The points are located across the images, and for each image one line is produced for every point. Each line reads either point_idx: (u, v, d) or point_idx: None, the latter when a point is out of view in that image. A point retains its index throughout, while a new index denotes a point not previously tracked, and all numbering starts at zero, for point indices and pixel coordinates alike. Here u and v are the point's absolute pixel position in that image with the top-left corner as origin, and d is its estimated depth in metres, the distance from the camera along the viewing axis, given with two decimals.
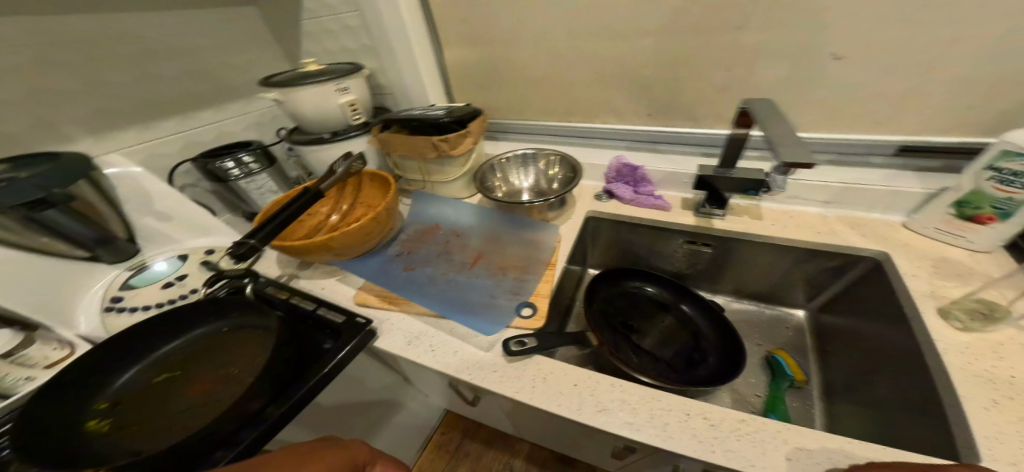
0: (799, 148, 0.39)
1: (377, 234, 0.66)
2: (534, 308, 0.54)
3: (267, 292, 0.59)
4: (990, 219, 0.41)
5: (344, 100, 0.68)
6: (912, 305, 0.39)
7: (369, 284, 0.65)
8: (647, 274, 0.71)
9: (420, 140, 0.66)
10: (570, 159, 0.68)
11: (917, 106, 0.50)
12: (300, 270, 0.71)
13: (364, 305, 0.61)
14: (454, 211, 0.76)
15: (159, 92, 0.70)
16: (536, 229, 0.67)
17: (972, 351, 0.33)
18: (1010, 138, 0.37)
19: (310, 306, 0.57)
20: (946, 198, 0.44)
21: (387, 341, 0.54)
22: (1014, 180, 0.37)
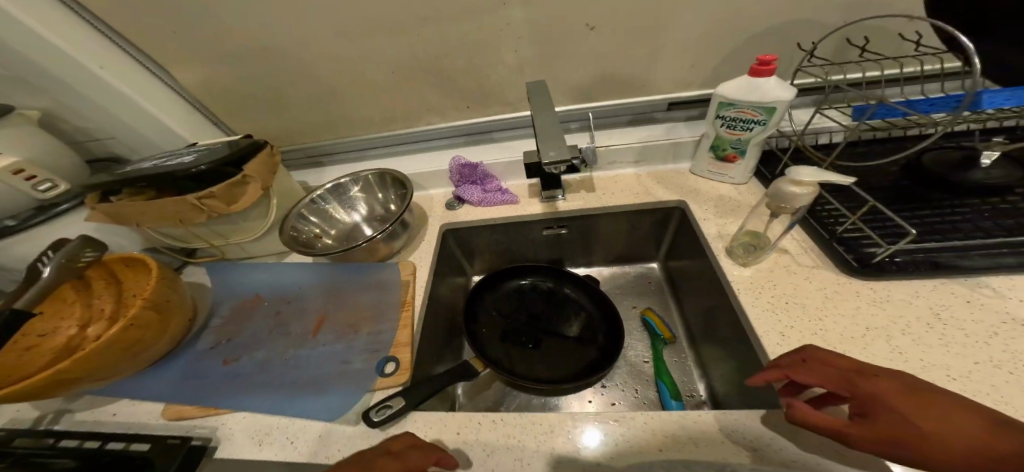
0: (559, 142, 0.41)
1: (153, 339, 0.46)
2: (397, 362, 0.45)
3: (15, 447, 0.40)
4: (735, 157, 0.49)
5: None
6: (712, 249, 0.45)
7: (174, 400, 0.45)
8: (523, 267, 0.67)
9: (173, 204, 0.51)
10: (396, 174, 0.59)
11: (662, 68, 0.56)
12: (71, 403, 0.47)
13: (183, 419, 0.43)
14: (281, 273, 0.60)
15: None
16: (379, 268, 0.57)
17: (754, 282, 0.39)
18: (722, 90, 0.44)
19: (97, 443, 0.40)
20: (705, 145, 0.52)
21: (226, 451, 0.39)
22: (736, 125, 0.46)
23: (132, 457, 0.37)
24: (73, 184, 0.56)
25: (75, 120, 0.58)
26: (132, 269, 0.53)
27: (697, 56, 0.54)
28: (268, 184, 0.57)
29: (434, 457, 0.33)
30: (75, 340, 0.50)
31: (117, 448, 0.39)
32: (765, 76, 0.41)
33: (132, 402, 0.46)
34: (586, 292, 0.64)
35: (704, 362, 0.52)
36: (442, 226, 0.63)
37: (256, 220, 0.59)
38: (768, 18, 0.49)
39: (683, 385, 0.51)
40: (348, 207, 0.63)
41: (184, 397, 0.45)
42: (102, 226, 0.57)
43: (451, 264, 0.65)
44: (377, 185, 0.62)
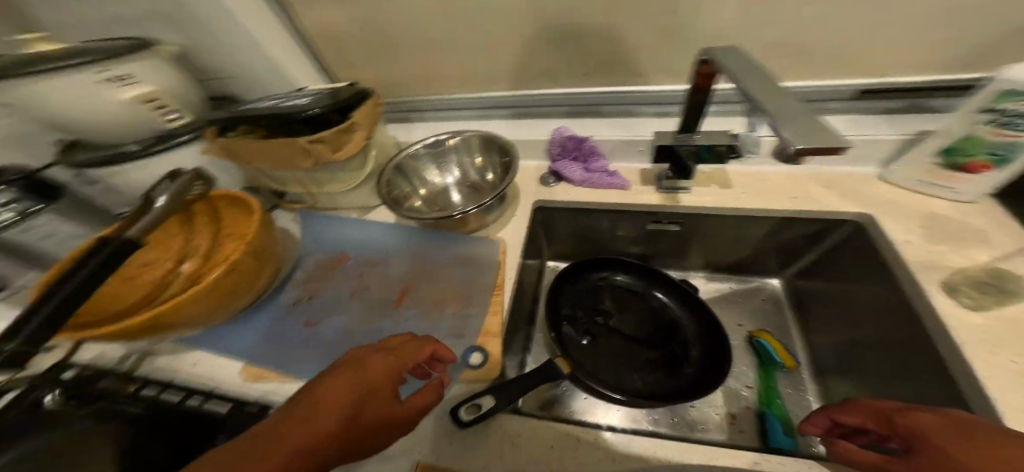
0: (818, 121, 0.27)
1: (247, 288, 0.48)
2: (485, 353, 0.42)
3: (101, 387, 0.42)
4: (984, 167, 0.37)
5: (134, 94, 0.49)
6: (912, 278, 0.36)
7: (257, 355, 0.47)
8: (614, 262, 0.59)
9: (285, 145, 0.49)
10: (504, 142, 0.53)
11: (871, 39, 0.43)
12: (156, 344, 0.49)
13: (261, 381, 0.44)
14: (365, 231, 0.60)
15: None
16: (468, 241, 0.53)
17: (990, 337, 0.31)
18: (1009, 73, 0.31)
19: (175, 398, 0.41)
20: (931, 147, 0.39)
21: None
22: (1018, 123, 0.32)
23: (209, 416, 0.39)
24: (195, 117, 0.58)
25: (200, 52, 0.59)
26: (235, 207, 0.54)
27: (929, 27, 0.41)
28: (372, 134, 0.54)
29: (431, 350, 0.33)
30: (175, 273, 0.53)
31: (195, 406, 0.40)
32: None
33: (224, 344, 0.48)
34: (681, 301, 0.55)
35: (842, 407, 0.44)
36: (534, 203, 0.56)
37: (352, 172, 0.57)
38: None
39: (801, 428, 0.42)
40: (442, 169, 0.59)
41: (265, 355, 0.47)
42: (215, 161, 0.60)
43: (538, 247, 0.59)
44: (478, 149, 0.57)
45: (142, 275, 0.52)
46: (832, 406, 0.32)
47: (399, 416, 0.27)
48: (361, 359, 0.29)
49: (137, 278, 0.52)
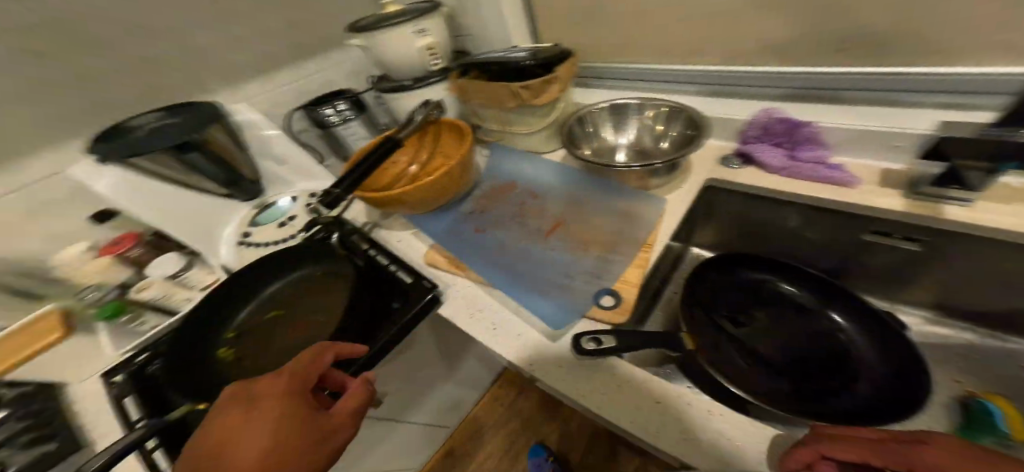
0: None
1: (449, 193, 0.67)
2: (619, 298, 0.46)
3: (350, 242, 0.67)
4: None
5: (422, 44, 0.73)
6: None
7: (440, 243, 0.65)
8: (779, 266, 0.58)
9: (499, 87, 0.62)
10: (696, 113, 0.51)
11: None
12: (382, 220, 0.75)
13: (433, 266, 0.62)
14: (537, 170, 0.71)
15: (246, 56, 0.79)
16: (637, 196, 0.57)
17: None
18: None
19: (385, 261, 0.63)
20: None
21: (449, 309, 0.55)
22: None
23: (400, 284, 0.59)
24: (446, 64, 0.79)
25: (473, 10, 0.76)
26: (450, 134, 0.77)
27: None
28: (567, 89, 0.60)
29: (326, 354, 0.39)
30: (406, 171, 0.78)
31: (394, 270, 0.61)
32: None
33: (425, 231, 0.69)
34: (864, 330, 0.50)
35: None
36: (707, 179, 0.55)
37: (541, 118, 0.66)
38: None
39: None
40: (619, 130, 0.61)
41: (444, 246, 0.64)
42: (449, 97, 0.80)
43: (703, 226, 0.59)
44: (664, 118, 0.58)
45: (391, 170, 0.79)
46: (814, 437, 0.29)
47: (329, 426, 0.32)
48: (251, 396, 0.31)
49: (388, 171, 0.79)
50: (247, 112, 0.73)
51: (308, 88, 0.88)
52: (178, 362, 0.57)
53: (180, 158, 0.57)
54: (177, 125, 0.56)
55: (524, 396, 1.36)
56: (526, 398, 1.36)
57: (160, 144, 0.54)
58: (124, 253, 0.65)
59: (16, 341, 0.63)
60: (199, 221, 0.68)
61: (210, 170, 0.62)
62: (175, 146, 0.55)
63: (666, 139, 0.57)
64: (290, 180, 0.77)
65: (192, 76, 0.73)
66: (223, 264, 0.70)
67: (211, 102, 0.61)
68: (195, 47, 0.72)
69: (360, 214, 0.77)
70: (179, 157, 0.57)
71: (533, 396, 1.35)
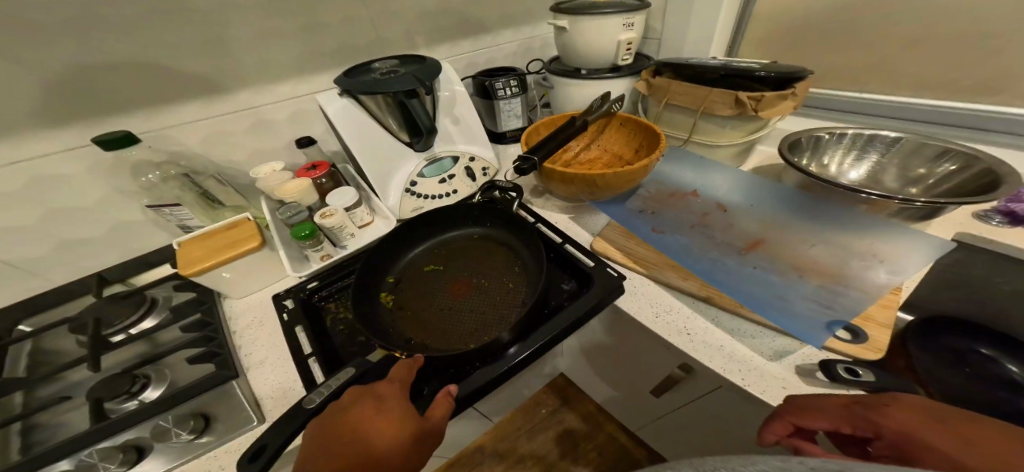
0: None
1: (626, 187, 0.65)
2: (861, 334, 0.42)
3: (512, 213, 0.65)
4: None
5: (624, 37, 0.74)
6: None
7: (607, 233, 0.64)
8: (1007, 344, 0.53)
9: (717, 93, 0.60)
10: (988, 164, 0.47)
11: None
12: (533, 197, 0.77)
13: (603, 254, 0.61)
14: (717, 182, 0.68)
15: (447, 19, 0.82)
16: (884, 229, 0.51)
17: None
18: None
19: (557, 239, 0.63)
20: None
21: (629, 302, 0.54)
22: None
23: (580, 267, 0.58)
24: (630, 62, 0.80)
25: (676, 14, 0.77)
26: (619, 130, 0.77)
27: None
28: (799, 107, 0.58)
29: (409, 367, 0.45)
30: (569, 155, 0.80)
31: (567, 251, 0.61)
32: None
33: (586, 219, 0.69)
34: None
35: None
36: (958, 233, 0.49)
37: (748, 128, 0.64)
38: None
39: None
40: (853, 161, 0.59)
41: (612, 238, 0.63)
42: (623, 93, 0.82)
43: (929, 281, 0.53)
44: (923, 160, 0.54)
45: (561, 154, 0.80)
46: (791, 410, 0.35)
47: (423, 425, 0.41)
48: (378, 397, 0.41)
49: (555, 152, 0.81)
50: (448, 71, 0.76)
51: (480, 60, 0.92)
52: (358, 287, 0.58)
53: (403, 102, 0.62)
54: (415, 72, 0.61)
55: (568, 407, 1.26)
56: (571, 410, 1.26)
57: (401, 84, 0.58)
58: (315, 180, 0.67)
59: (219, 243, 0.61)
60: (379, 163, 0.68)
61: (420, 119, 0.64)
62: (408, 90, 0.59)
63: (917, 186, 0.55)
64: (455, 141, 0.76)
65: (409, 33, 0.79)
66: (387, 208, 0.70)
67: (438, 60, 0.66)
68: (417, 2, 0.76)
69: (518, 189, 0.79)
70: (403, 100, 0.61)
71: (578, 409, 1.26)
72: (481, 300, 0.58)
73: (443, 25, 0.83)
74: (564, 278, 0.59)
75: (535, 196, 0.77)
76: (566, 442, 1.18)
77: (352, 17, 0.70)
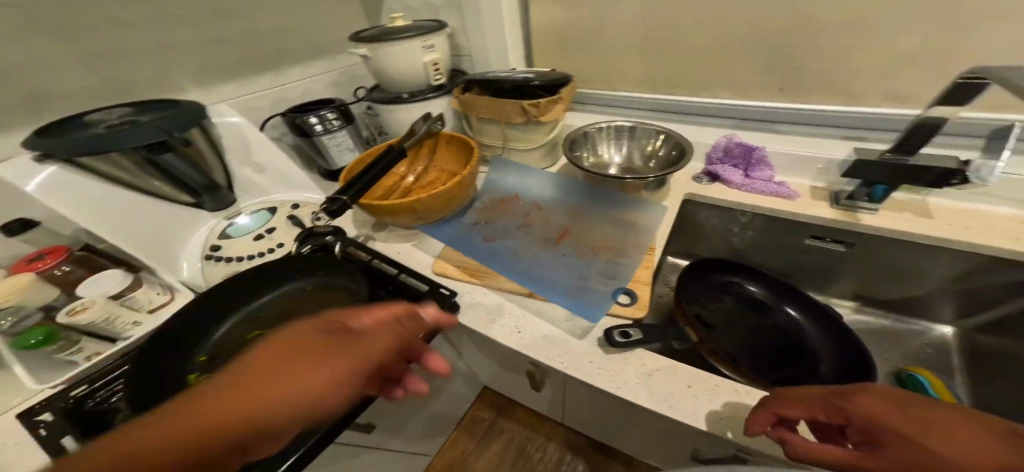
0: None
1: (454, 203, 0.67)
2: (634, 296, 0.52)
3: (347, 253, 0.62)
4: None
5: (428, 58, 0.74)
6: None
7: (447, 253, 0.66)
8: (747, 270, 0.67)
9: (510, 104, 0.67)
10: (680, 139, 0.63)
11: None
12: (375, 232, 0.74)
13: (443, 275, 0.62)
14: (534, 183, 0.75)
15: (223, 54, 0.72)
16: (642, 205, 0.64)
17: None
18: None
19: (393, 270, 0.60)
20: None
21: (467, 317, 0.55)
22: None
23: (416, 293, 0.57)
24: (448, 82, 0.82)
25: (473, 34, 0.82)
26: (449, 147, 0.79)
27: None
28: (569, 107, 0.68)
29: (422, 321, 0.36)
30: (400, 184, 0.78)
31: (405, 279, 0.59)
32: None
33: (427, 245, 0.69)
34: (811, 319, 0.60)
35: None
36: (686, 194, 0.65)
37: (539, 133, 0.73)
38: None
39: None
40: (613, 149, 0.72)
41: (452, 256, 0.65)
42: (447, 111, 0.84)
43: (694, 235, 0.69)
44: (646, 138, 0.69)
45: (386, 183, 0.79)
46: (773, 399, 0.34)
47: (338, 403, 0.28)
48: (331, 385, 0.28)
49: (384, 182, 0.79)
50: (220, 108, 0.66)
51: (288, 95, 0.83)
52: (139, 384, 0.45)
53: (147, 157, 0.50)
54: (157, 120, 0.50)
55: (505, 416, 1.27)
56: (507, 418, 1.27)
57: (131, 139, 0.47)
58: (47, 270, 0.51)
59: None
60: (160, 234, 0.58)
61: (182, 172, 0.55)
62: (149, 144, 0.49)
63: (652, 159, 0.68)
64: (269, 191, 0.69)
65: (166, 74, 0.66)
66: (185, 281, 0.59)
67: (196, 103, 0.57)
68: (160, 38, 0.64)
69: (356, 226, 0.75)
70: (147, 155, 0.50)
71: (515, 414, 1.27)
72: None
73: (217, 61, 0.72)
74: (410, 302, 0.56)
75: (375, 232, 0.74)
76: (506, 452, 1.18)
77: (51, 57, 0.53)
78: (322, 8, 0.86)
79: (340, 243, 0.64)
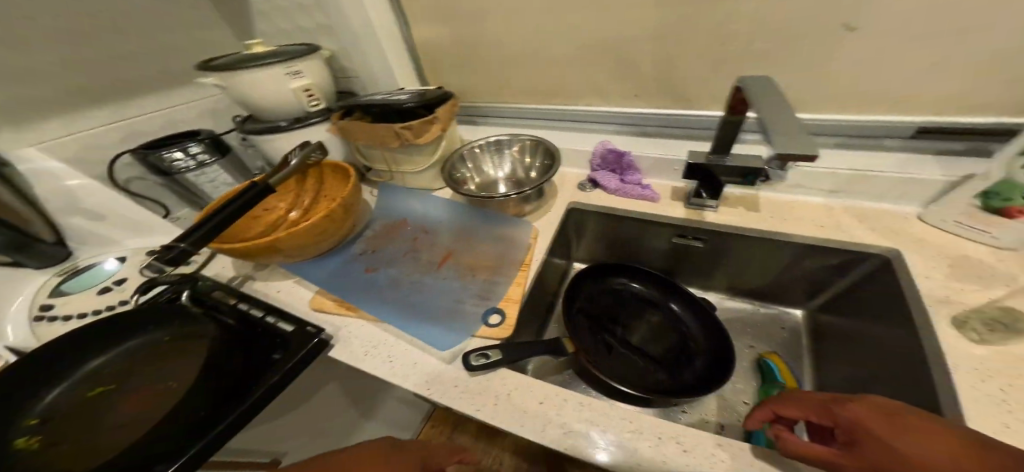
0: (803, 131, 0.32)
1: (329, 236, 0.63)
2: (503, 316, 0.51)
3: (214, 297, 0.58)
4: (1018, 212, 0.36)
5: (297, 85, 0.68)
6: (912, 288, 0.39)
7: (326, 287, 0.62)
8: (635, 270, 0.67)
9: (382, 129, 0.61)
10: (551, 147, 0.65)
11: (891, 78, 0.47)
12: (256, 271, 0.69)
13: (320, 311, 0.58)
14: (424, 206, 0.73)
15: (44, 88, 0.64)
16: (511, 224, 0.64)
17: (988, 367, 0.31)
18: None
19: (259, 314, 0.55)
20: (970, 189, 0.39)
21: (342, 351, 0.52)
22: None
23: (278, 335, 0.51)
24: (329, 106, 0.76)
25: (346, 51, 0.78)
26: (336, 177, 0.74)
27: (945, 77, 0.45)
28: (448, 127, 0.63)
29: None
30: (282, 220, 0.74)
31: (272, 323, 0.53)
32: None
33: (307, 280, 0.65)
34: (693, 314, 0.61)
35: None
36: (568, 205, 0.65)
37: (424, 157, 0.67)
38: None
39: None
40: (496, 165, 0.72)
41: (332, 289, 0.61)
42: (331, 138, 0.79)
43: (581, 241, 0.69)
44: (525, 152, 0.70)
45: (264, 218, 0.74)
46: (775, 398, 0.36)
47: None
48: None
49: (261, 219, 0.74)
50: (41, 160, 0.60)
51: (145, 127, 0.76)
52: None
53: None
54: None
55: (461, 428, 1.18)
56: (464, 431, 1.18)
57: None
58: None
59: None
60: None
61: None
62: None
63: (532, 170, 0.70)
64: (120, 240, 0.64)
65: None
66: (9, 346, 0.48)
67: None
68: None
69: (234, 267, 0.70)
70: None
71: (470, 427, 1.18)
72: (160, 405, 0.41)
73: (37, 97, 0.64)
74: (275, 347, 0.49)
75: (256, 271, 0.69)
76: None
77: None
78: (179, 32, 0.79)
79: (189, 291, 0.58)
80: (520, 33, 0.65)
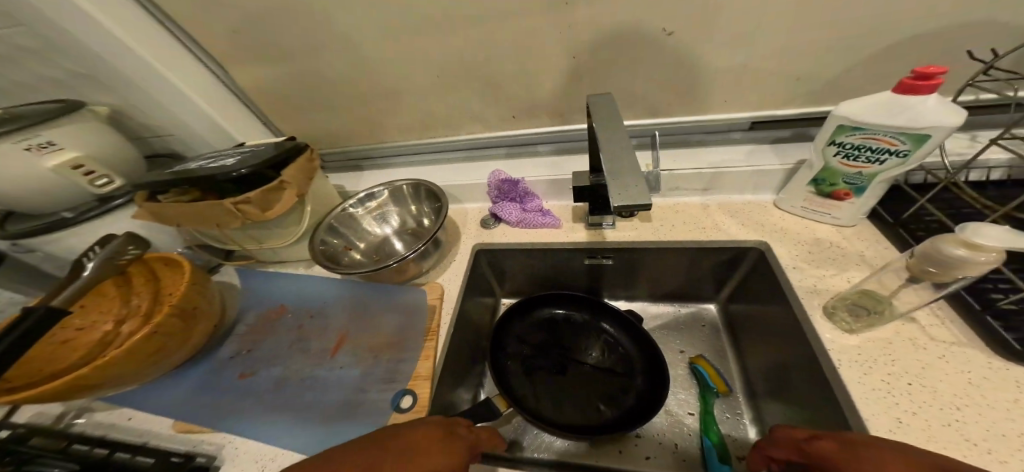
0: (637, 175, 0.28)
1: (173, 346, 0.47)
2: (414, 396, 0.43)
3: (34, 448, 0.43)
4: (846, 194, 0.43)
5: (58, 162, 0.49)
6: (786, 280, 0.42)
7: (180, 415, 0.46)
8: (555, 295, 0.63)
9: (210, 207, 0.47)
10: (432, 187, 0.59)
11: (725, 78, 0.52)
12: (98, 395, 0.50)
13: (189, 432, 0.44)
14: (304, 285, 0.60)
15: None
16: (399, 293, 0.55)
17: (863, 354, 0.34)
18: (841, 111, 0.37)
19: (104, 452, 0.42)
20: (803, 178, 0.45)
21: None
22: (857, 155, 0.39)
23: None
24: (130, 179, 0.58)
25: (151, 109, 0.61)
26: (169, 268, 0.57)
27: (767, 72, 0.50)
28: (304, 190, 0.52)
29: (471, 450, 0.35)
30: (110, 336, 0.56)
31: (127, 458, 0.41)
32: (921, 94, 0.33)
33: (153, 406, 0.48)
34: (622, 327, 0.59)
35: (761, 420, 0.45)
36: (473, 246, 0.59)
37: (288, 227, 0.55)
38: (846, 56, 0.46)
39: (733, 445, 0.45)
40: (380, 220, 0.64)
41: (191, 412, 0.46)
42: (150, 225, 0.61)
43: (496, 279, 0.64)
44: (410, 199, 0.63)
45: (81, 340, 0.55)
46: (766, 440, 0.33)
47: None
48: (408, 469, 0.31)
49: (76, 343, 0.54)
50: None
51: None
52: None
53: None
54: None
55: None
56: None
57: None
58: None
59: None
60: None
61: None
62: None
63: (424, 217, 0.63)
64: None
65: None
66: None
67: None
68: None
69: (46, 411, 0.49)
70: None
71: None
72: None
73: None
74: None
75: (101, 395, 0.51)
76: None
77: None
78: None
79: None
80: (370, 68, 0.57)
